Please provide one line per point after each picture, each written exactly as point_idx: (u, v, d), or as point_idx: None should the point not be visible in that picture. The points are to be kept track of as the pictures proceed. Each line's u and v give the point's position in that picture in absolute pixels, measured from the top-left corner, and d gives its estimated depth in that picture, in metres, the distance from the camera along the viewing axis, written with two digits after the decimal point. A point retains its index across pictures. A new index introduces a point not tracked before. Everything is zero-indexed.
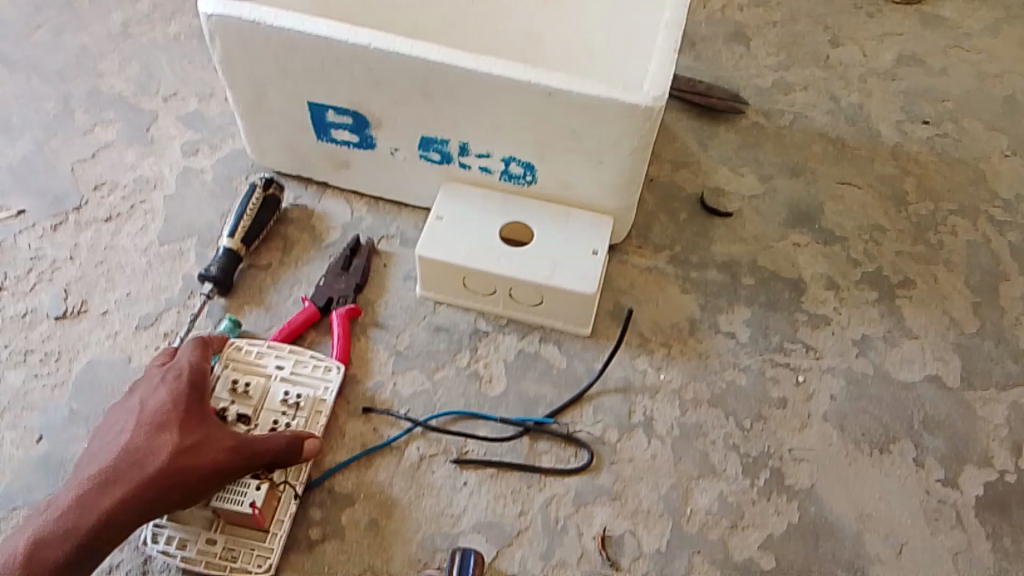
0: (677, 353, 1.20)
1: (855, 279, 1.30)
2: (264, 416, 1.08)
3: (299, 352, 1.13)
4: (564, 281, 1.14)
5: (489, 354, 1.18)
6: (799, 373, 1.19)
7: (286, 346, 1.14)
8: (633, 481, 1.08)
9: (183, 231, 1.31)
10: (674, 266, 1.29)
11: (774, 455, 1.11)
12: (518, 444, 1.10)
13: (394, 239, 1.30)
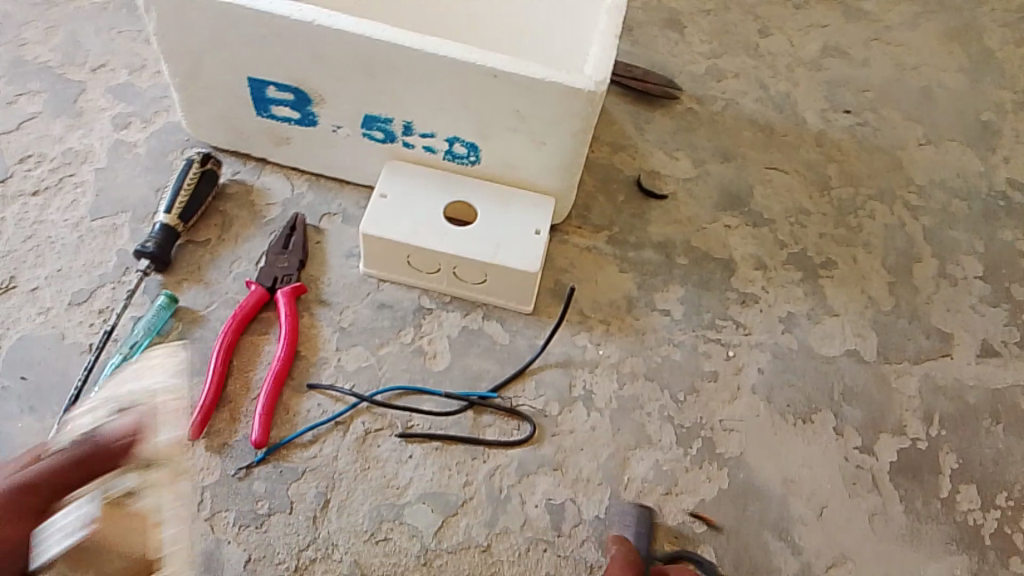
0: (615, 329, 1.24)
1: (782, 259, 1.36)
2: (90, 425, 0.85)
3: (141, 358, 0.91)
4: (506, 260, 1.16)
5: (433, 330, 1.20)
6: (729, 348, 1.25)
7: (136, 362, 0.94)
8: (574, 451, 1.12)
9: (116, 206, 1.26)
10: (612, 246, 1.33)
11: (706, 425, 1.17)
12: (462, 418, 1.13)
13: (336, 215, 1.30)
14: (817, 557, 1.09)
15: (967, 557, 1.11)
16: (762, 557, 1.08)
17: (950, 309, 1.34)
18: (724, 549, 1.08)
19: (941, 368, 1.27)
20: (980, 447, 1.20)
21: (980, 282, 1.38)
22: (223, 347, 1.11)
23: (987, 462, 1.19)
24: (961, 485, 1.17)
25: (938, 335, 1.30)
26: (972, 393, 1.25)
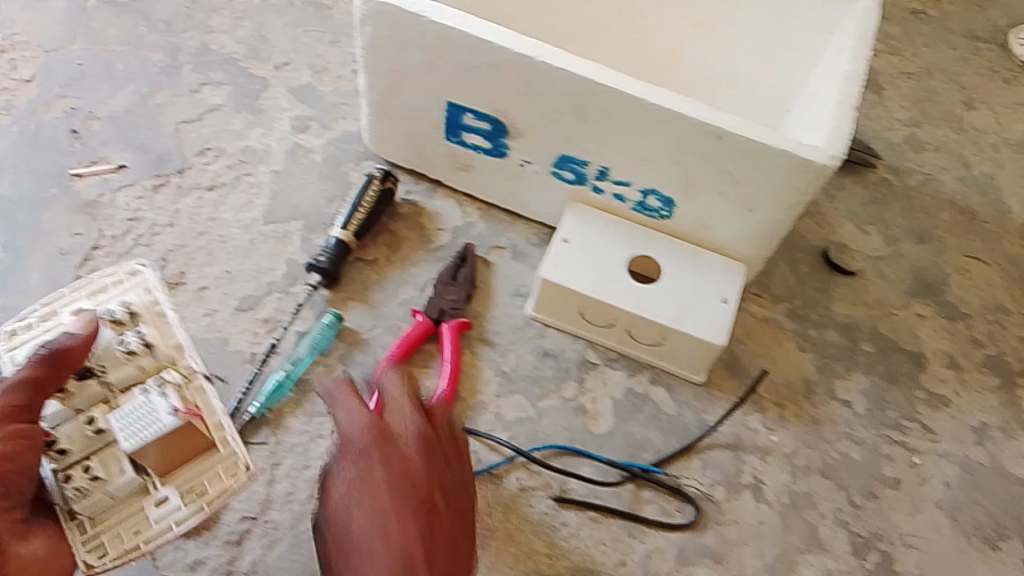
0: (791, 415, 1.15)
1: (976, 360, 1.24)
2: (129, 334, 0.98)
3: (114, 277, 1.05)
4: (691, 326, 1.09)
5: (597, 387, 1.14)
6: (914, 454, 1.14)
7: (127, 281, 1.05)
8: (738, 545, 1.04)
9: (289, 211, 1.24)
10: (793, 320, 1.24)
11: (883, 537, 1.07)
12: (621, 491, 1.05)
13: (505, 250, 1.25)
14: None
15: None
16: None
17: None
18: None
19: None
20: None
21: None
22: None
23: None
24: None
25: None
26: None
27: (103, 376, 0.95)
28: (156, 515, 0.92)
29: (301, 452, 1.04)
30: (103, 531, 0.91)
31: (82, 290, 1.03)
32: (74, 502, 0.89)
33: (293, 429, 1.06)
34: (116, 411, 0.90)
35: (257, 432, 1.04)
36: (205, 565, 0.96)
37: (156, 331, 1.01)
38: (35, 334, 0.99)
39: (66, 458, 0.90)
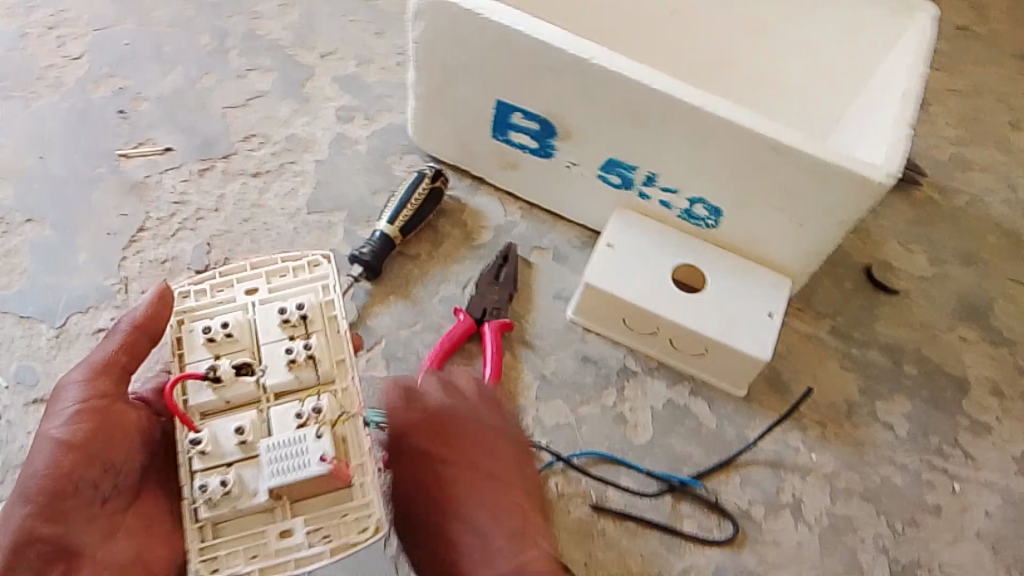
0: (832, 434, 1.12)
1: (1020, 388, 1.22)
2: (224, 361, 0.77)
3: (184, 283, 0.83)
4: (735, 339, 1.06)
5: (635, 396, 1.12)
6: (955, 481, 1.12)
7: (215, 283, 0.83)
8: (776, 566, 1.03)
9: (333, 202, 1.23)
10: (836, 338, 1.22)
11: (924, 565, 1.05)
12: (660, 503, 1.05)
13: (547, 251, 1.23)
14: None
15: None
16: None
17: None
18: None
19: None
20: None
21: None
22: None
23: None
24: None
25: None
26: None
27: (256, 373, 0.77)
28: (279, 547, 0.71)
29: None
30: (223, 543, 0.71)
31: (252, 266, 0.83)
32: (196, 496, 0.72)
33: None
34: (273, 440, 0.73)
35: None
36: None
37: (273, 321, 0.79)
38: (211, 306, 0.81)
39: (183, 435, 0.75)
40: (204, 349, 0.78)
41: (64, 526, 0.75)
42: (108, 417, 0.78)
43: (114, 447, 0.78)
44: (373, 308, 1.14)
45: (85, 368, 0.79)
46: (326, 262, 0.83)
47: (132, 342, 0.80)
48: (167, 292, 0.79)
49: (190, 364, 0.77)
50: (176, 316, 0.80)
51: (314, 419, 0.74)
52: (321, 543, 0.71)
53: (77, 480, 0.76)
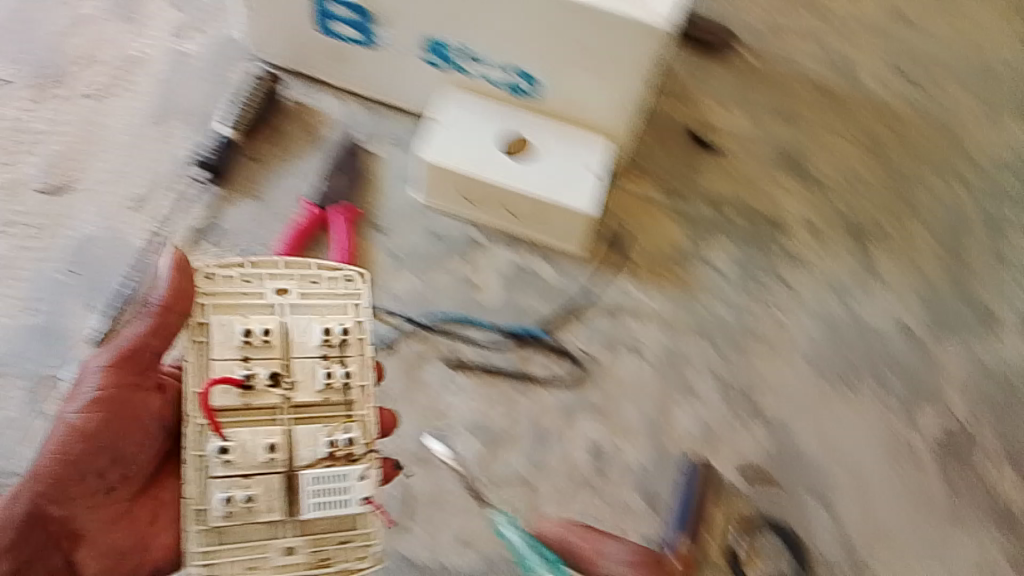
0: (665, 282, 1.23)
1: (834, 224, 1.33)
2: (261, 369, 0.73)
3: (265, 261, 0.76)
4: (564, 198, 1.14)
5: (482, 263, 1.20)
6: (778, 310, 1.22)
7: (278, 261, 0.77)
8: (618, 401, 1.10)
9: (173, 112, 1.25)
10: (667, 197, 1.32)
11: (749, 386, 1.14)
12: (507, 359, 1.12)
13: (391, 141, 1.28)
14: (852, 520, 1.07)
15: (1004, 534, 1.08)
16: (799, 516, 1.06)
17: (999, 289, 1.29)
18: (763, 505, 1.06)
19: (988, 345, 1.23)
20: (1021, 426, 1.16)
21: None
22: None
23: None
24: (1003, 465, 1.13)
25: (986, 313, 1.26)
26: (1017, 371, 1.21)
27: (289, 391, 0.74)
28: (280, 563, 0.71)
29: None
30: (224, 554, 0.70)
31: (285, 264, 0.77)
32: (201, 496, 0.70)
33: None
34: (318, 470, 0.72)
35: None
36: None
37: (311, 341, 0.75)
38: (231, 294, 0.75)
39: (203, 435, 0.72)
40: (233, 349, 0.73)
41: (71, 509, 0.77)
42: (114, 403, 0.78)
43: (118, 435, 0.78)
44: (219, 207, 1.17)
45: (99, 358, 0.79)
46: (365, 281, 0.78)
47: (163, 323, 0.77)
48: (186, 265, 0.74)
49: (224, 369, 0.73)
50: (201, 301, 0.74)
51: (337, 453, 0.74)
52: (321, 564, 0.71)
53: (79, 469, 0.76)
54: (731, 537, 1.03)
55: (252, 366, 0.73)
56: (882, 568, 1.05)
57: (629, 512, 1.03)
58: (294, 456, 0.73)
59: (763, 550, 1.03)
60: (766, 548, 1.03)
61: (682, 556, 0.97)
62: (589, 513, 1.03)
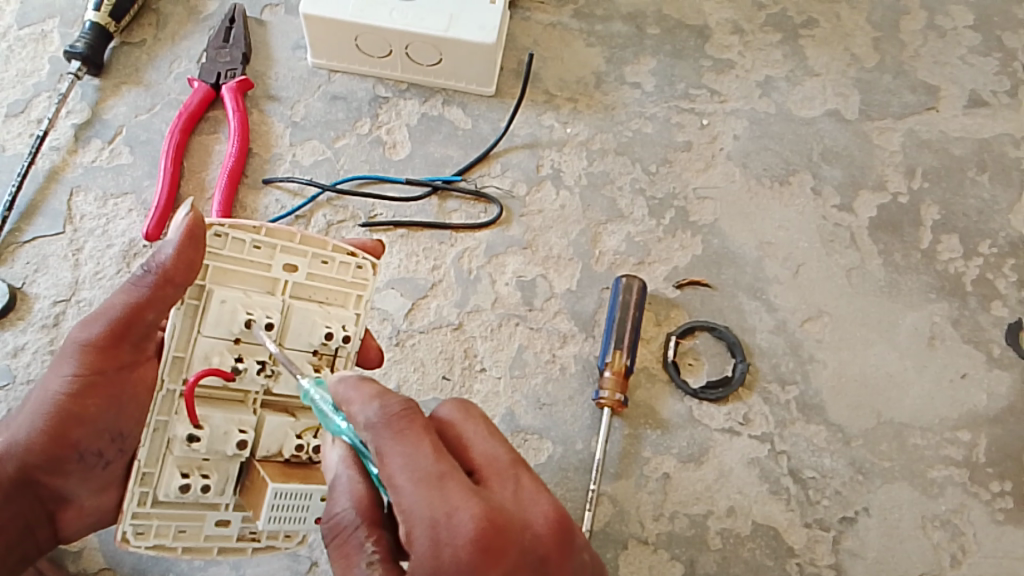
0: (583, 106, 1.17)
1: (759, 22, 1.24)
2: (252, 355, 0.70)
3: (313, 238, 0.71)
4: (459, 32, 1.09)
5: (391, 119, 1.15)
6: (703, 118, 1.17)
7: (303, 238, 0.71)
8: (543, 230, 1.09)
9: (43, 11, 1.19)
10: (578, 20, 1.23)
11: (679, 196, 1.12)
12: (427, 205, 1.09)
13: (278, 7, 1.21)
14: (793, 313, 1.05)
15: (947, 304, 1.07)
16: (736, 317, 1.04)
17: (939, 62, 1.22)
18: (700, 313, 1.05)
19: (927, 122, 1.18)
20: (964, 199, 1.13)
21: (970, 33, 1.25)
22: (173, 147, 1.07)
23: (971, 213, 1.12)
24: (943, 237, 1.11)
25: (925, 90, 1.20)
26: (957, 145, 1.17)
27: (269, 381, 0.72)
28: (211, 534, 0.70)
29: (100, 234, 1.06)
30: (156, 516, 0.68)
31: (301, 239, 0.71)
32: (155, 460, 0.68)
33: (87, 215, 1.07)
34: (284, 486, 0.66)
35: (35, 223, 1.06)
36: (27, 349, 0.99)
37: (309, 336, 0.72)
38: (238, 259, 0.69)
39: (173, 404, 0.68)
40: (226, 333, 0.69)
41: (65, 480, 0.77)
42: (106, 386, 0.74)
43: (114, 411, 0.76)
44: (105, 101, 1.14)
45: (89, 331, 0.73)
46: (374, 272, 0.74)
47: (145, 301, 0.69)
48: (199, 231, 0.66)
49: (209, 350, 0.69)
50: (207, 262, 0.68)
51: (304, 458, 0.72)
52: (250, 543, 0.72)
53: (70, 445, 0.75)
54: (667, 338, 1.02)
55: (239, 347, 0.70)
56: (828, 356, 1.03)
57: (564, 337, 1.03)
58: (257, 448, 0.70)
59: (701, 352, 1.02)
60: (704, 350, 1.03)
61: (618, 370, 0.96)
62: (523, 346, 1.02)
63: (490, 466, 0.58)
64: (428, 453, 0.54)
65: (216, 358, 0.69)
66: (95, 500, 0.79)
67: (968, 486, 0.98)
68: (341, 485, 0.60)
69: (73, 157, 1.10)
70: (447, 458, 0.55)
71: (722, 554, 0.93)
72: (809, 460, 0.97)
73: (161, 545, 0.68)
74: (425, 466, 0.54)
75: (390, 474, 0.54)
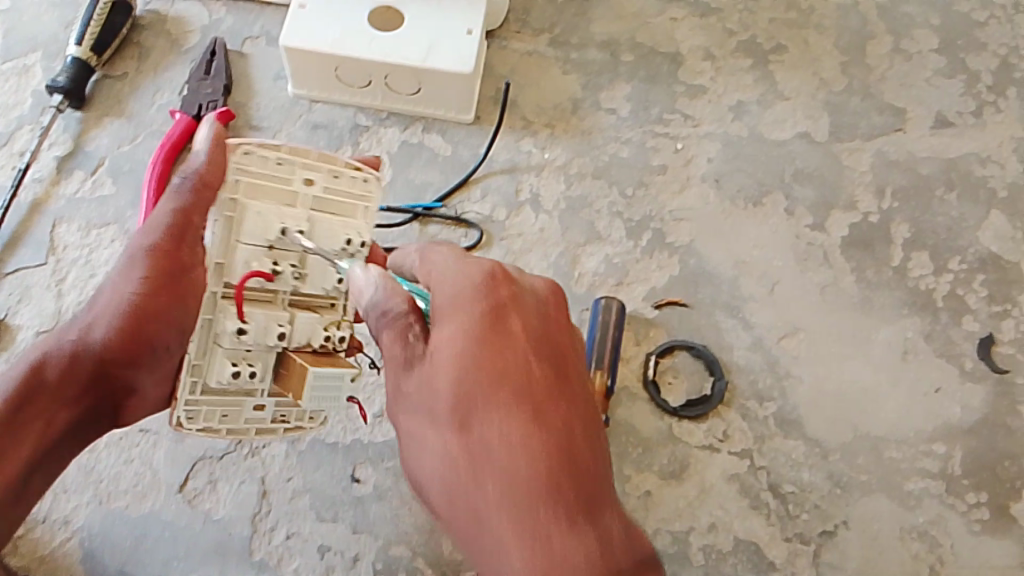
0: (560, 131, 1.19)
1: (730, 47, 1.27)
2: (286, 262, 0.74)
3: (333, 159, 0.75)
4: (438, 62, 1.11)
5: (372, 146, 1.17)
6: (678, 141, 1.19)
7: (319, 151, 0.75)
8: (523, 253, 1.11)
9: (25, 45, 1.21)
10: (554, 48, 1.25)
11: (656, 218, 1.14)
12: (409, 230, 1.11)
13: (260, 39, 1.24)
14: (769, 330, 1.07)
15: (919, 319, 1.09)
16: (714, 335, 1.06)
17: (905, 84, 1.26)
18: (678, 332, 1.06)
19: (894, 142, 1.21)
20: (933, 216, 1.16)
21: (934, 56, 1.28)
22: (156, 178, 1.07)
23: (940, 230, 1.15)
24: (914, 253, 1.13)
25: (892, 112, 1.23)
26: (925, 164, 1.20)
27: (298, 283, 0.75)
28: (250, 417, 0.74)
29: (84, 264, 1.07)
30: (205, 403, 0.72)
31: (318, 156, 0.75)
32: (202, 353, 0.71)
33: (70, 245, 1.07)
34: (324, 371, 0.71)
35: (18, 253, 1.06)
36: None
37: (328, 245, 0.75)
38: (262, 176, 0.73)
39: (216, 305, 0.71)
40: (261, 241, 0.72)
41: (133, 372, 0.80)
42: (171, 283, 0.78)
43: (178, 307, 0.79)
44: (88, 132, 1.15)
45: (152, 235, 0.77)
46: (380, 186, 0.78)
47: (196, 204, 0.76)
48: (222, 141, 0.76)
49: (248, 257, 0.72)
50: (236, 178, 0.72)
51: (329, 350, 0.76)
52: (279, 424, 0.76)
53: (141, 338, 0.79)
54: (647, 357, 1.04)
55: (273, 253, 0.73)
56: (804, 372, 1.05)
57: None
58: (290, 342, 0.74)
59: (680, 370, 1.04)
60: (683, 368, 1.04)
61: (599, 390, 0.97)
62: None
63: (549, 307, 0.66)
64: (510, 313, 0.63)
65: (255, 264, 0.72)
66: (156, 393, 0.82)
67: (944, 497, 0.99)
68: (399, 316, 0.64)
69: (57, 188, 1.11)
70: (525, 319, 0.64)
71: (705, 570, 0.94)
72: (789, 475, 0.99)
73: (208, 427, 0.73)
74: (509, 329, 0.63)
75: (470, 327, 0.62)
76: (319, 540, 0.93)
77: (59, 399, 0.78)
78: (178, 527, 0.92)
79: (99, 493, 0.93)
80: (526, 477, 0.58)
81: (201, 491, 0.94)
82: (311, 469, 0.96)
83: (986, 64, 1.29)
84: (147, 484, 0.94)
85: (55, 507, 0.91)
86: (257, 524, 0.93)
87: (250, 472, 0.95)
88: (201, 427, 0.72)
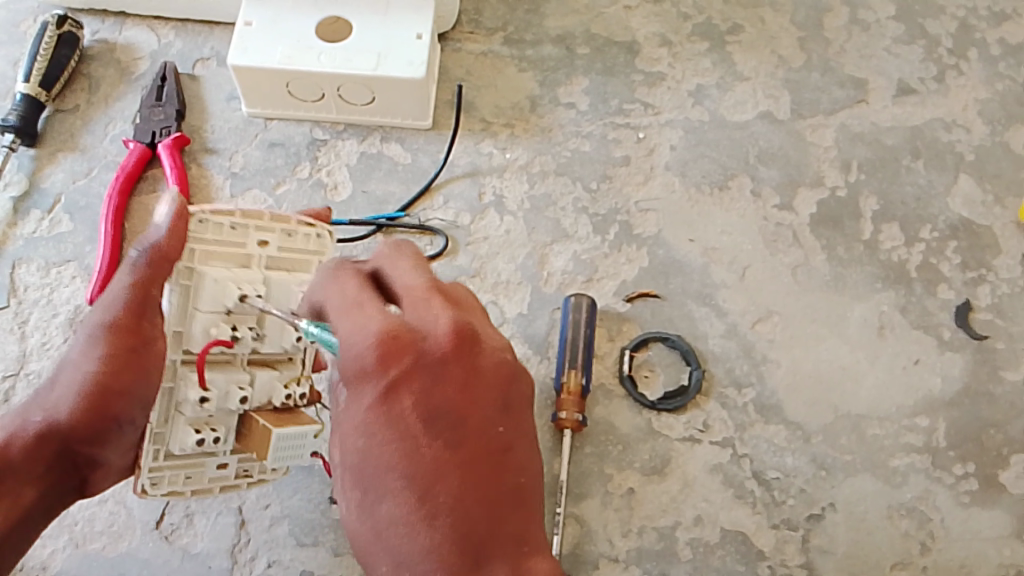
0: (520, 131, 1.18)
1: (687, 32, 1.25)
2: (246, 327, 0.77)
3: (285, 218, 0.78)
4: (389, 70, 1.09)
5: (330, 161, 1.15)
6: (639, 131, 1.18)
7: (270, 212, 0.78)
8: (490, 257, 1.09)
9: None
10: (508, 46, 1.24)
11: (622, 210, 1.13)
12: (373, 243, 1.09)
13: (210, 60, 1.22)
14: (743, 316, 1.06)
15: (893, 292, 1.08)
16: (687, 325, 1.05)
17: (865, 55, 1.24)
18: (652, 325, 1.05)
19: (858, 115, 1.20)
20: (901, 186, 1.15)
21: (893, 24, 1.27)
22: (113, 210, 1.05)
23: (909, 200, 1.14)
24: (884, 226, 1.12)
25: (853, 84, 1.22)
26: (890, 135, 1.19)
27: (257, 343, 0.78)
28: (213, 476, 0.78)
29: (44, 304, 1.05)
30: (167, 467, 0.75)
31: (270, 217, 0.77)
32: (165, 420, 0.74)
33: (30, 286, 1.06)
34: (285, 431, 0.74)
35: None
36: None
37: (285, 304, 0.78)
38: (219, 241, 0.76)
39: (177, 372, 0.75)
40: (220, 307, 0.75)
41: (99, 450, 0.76)
42: (133, 361, 0.74)
43: (142, 383, 0.75)
44: (42, 170, 1.13)
45: (112, 309, 0.74)
46: (332, 240, 0.81)
47: (154, 276, 0.73)
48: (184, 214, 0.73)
49: (206, 324, 0.75)
50: (191, 246, 0.75)
51: (291, 405, 0.80)
52: (242, 479, 0.80)
53: (107, 416, 0.75)
54: (621, 352, 1.02)
55: (232, 323, 0.76)
56: (781, 356, 1.04)
57: (519, 362, 1.03)
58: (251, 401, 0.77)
59: (656, 362, 1.03)
60: (660, 360, 1.03)
61: (573, 391, 0.96)
62: None
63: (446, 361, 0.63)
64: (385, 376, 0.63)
65: (214, 330, 0.75)
66: (123, 461, 0.79)
67: (930, 471, 0.98)
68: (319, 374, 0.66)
69: (13, 230, 1.09)
70: (421, 383, 0.61)
71: (693, 565, 0.93)
72: (771, 461, 0.98)
73: (172, 490, 0.76)
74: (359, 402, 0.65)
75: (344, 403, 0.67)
76: (300, 567, 0.92)
77: (24, 479, 0.74)
78: (156, 565, 0.91)
79: (75, 536, 0.91)
80: (414, 560, 0.60)
81: (178, 526, 0.92)
82: (288, 495, 0.95)
83: (944, 28, 1.27)
84: (122, 525, 0.92)
85: (30, 555, 0.90)
86: (236, 555, 0.92)
87: (226, 503, 0.94)
88: (166, 490, 0.76)
